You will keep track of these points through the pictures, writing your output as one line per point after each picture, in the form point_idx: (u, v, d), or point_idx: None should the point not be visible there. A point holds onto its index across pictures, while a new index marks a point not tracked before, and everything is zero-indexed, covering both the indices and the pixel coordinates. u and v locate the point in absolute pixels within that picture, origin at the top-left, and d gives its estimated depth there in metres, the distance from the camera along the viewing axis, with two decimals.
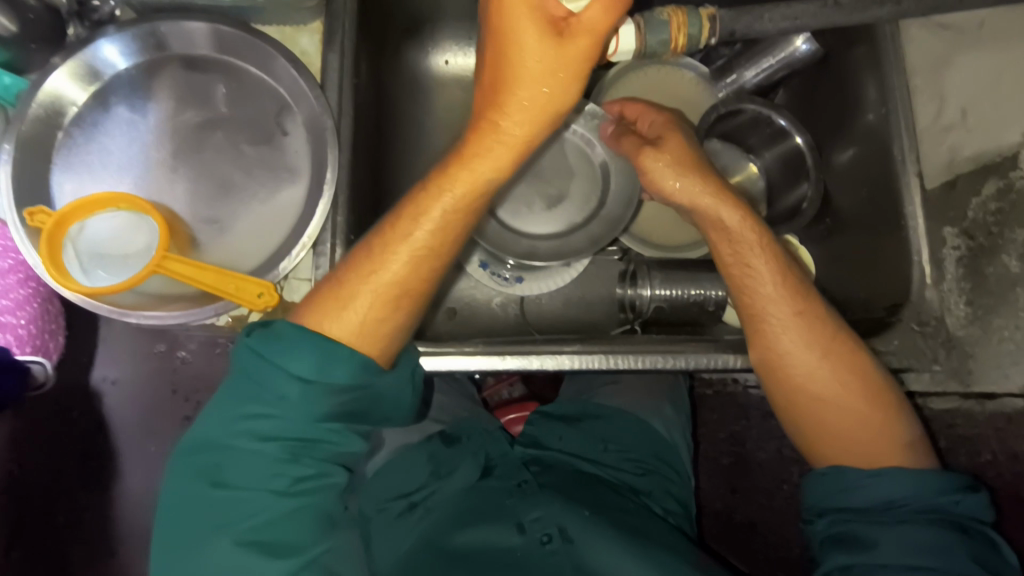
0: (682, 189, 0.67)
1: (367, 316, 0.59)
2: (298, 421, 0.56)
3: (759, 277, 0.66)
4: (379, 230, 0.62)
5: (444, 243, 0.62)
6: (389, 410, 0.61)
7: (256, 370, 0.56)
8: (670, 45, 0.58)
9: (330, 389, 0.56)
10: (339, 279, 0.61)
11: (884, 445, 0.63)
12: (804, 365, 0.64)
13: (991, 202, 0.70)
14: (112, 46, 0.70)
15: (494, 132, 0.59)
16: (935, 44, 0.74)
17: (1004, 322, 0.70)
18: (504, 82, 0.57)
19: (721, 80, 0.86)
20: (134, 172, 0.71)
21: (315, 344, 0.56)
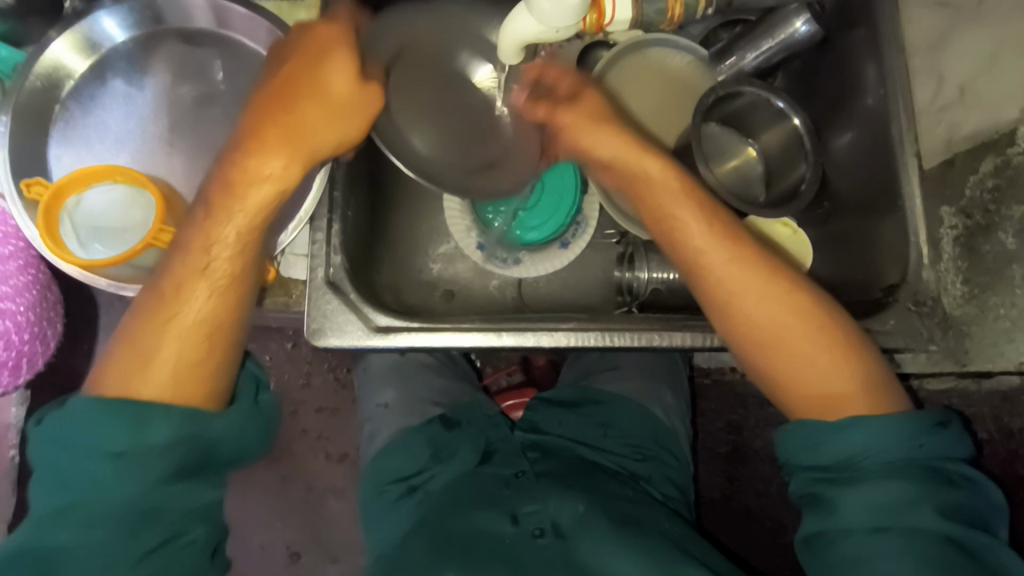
0: (598, 142, 0.67)
1: (173, 364, 0.58)
2: (135, 488, 0.54)
3: (687, 226, 0.65)
4: (172, 266, 0.60)
5: (243, 263, 0.61)
6: (236, 449, 0.60)
7: (58, 460, 0.54)
8: (667, 14, 0.58)
9: (156, 446, 0.55)
10: (145, 330, 0.58)
11: (841, 386, 0.61)
12: (747, 308, 0.63)
13: (988, 178, 0.70)
14: (111, 19, 0.70)
15: (281, 132, 0.60)
16: (936, 22, 0.73)
17: (999, 299, 0.70)
18: (286, 102, 0.61)
19: (720, 63, 0.85)
20: (131, 146, 0.71)
21: (117, 413, 0.54)
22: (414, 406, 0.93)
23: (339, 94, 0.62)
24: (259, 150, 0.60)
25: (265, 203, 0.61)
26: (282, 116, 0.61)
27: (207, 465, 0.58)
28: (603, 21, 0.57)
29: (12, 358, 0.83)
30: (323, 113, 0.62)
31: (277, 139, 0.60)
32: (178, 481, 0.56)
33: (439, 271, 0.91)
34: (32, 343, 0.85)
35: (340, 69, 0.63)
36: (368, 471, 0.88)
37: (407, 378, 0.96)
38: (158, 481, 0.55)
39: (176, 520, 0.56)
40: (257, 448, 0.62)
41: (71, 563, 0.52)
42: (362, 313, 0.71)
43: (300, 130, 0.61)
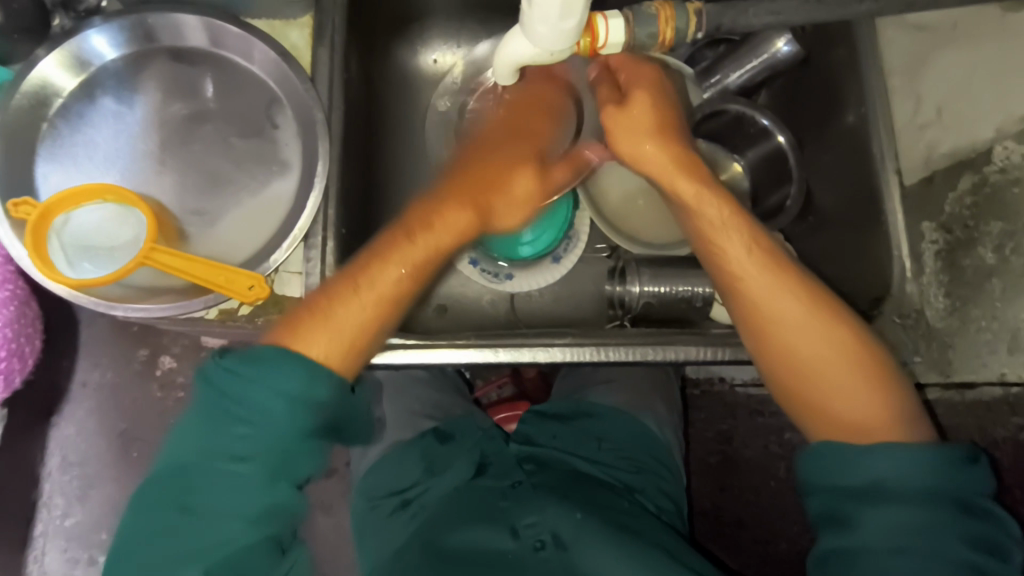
0: (636, 151, 0.68)
1: (337, 337, 0.60)
2: (283, 436, 0.56)
3: (730, 252, 0.65)
4: (353, 261, 0.64)
5: (400, 296, 0.64)
6: (358, 429, 0.63)
7: (228, 389, 0.56)
8: (658, 38, 0.58)
9: (313, 405, 0.57)
10: (315, 304, 0.61)
11: (873, 419, 0.60)
12: (784, 333, 0.63)
13: (967, 196, 0.69)
14: (100, 36, 0.69)
15: (484, 202, 0.70)
16: (911, 44, 0.75)
17: (981, 312, 0.69)
18: (493, 179, 0.71)
19: (705, 80, 0.87)
20: (121, 164, 0.71)
21: (297, 364, 0.57)
22: (406, 421, 0.92)
23: (518, 194, 0.72)
24: (456, 208, 0.67)
25: (447, 239, 0.67)
26: (482, 182, 0.70)
27: (340, 433, 0.60)
28: (596, 45, 0.59)
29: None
30: (510, 197, 0.72)
31: (477, 194, 0.69)
32: (321, 441, 0.58)
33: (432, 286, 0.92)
34: (9, 360, 0.87)
35: (526, 179, 0.72)
36: (361, 486, 0.87)
37: (398, 393, 0.95)
38: (298, 436, 0.56)
39: (298, 477, 0.58)
40: (369, 429, 0.65)
41: (210, 494, 0.54)
42: None
43: (490, 201, 0.70)
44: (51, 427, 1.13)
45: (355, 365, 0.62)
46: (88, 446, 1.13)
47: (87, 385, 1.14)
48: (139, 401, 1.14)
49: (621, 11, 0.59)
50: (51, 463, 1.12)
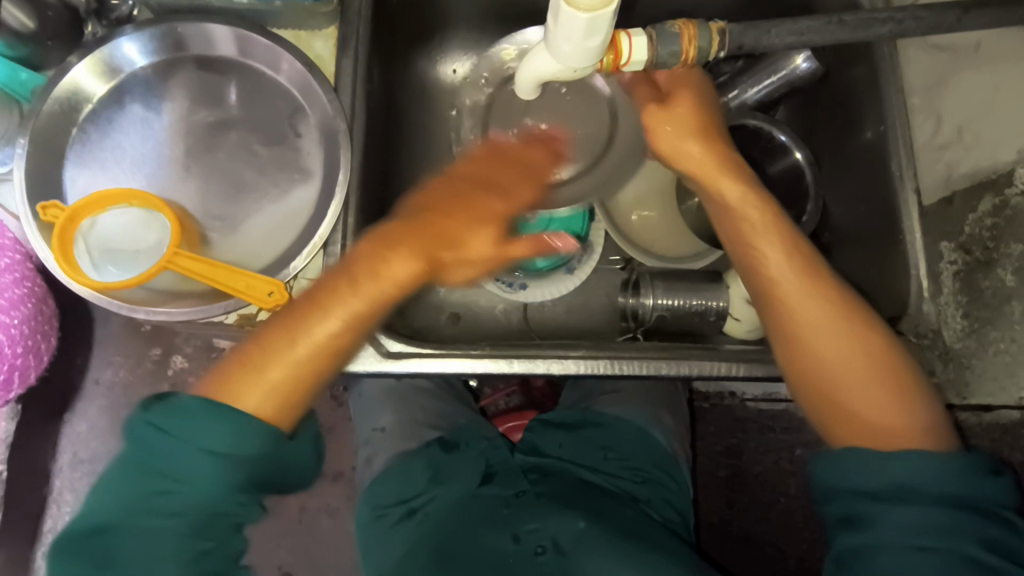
0: (675, 150, 0.69)
1: (271, 388, 0.59)
2: (207, 488, 0.55)
3: (770, 256, 0.65)
4: (304, 299, 0.62)
5: (342, 345, 0.62)
6: (300, 472, 0.61)
7: (156, 445, 0.55)
8: (681, 56, 0.59)
9: (243, 458, 0.56)
10: (250, 355, 0.60)
11: (899, 428, 0.59)
12: (815, 342, 0.62)
13: (987, 218, 0.69)
14: (131, 44, 0.71)
15: (440, 238, 0.63)
16: (932, 65, 0.75)
17: (999, 335, 0.68)
18: (435, 234, 0.63)
19: (723, 95, 0.86)
20: (147, 169, 0.72)
21: (227, 417, 0.56)
22: (415, 427, 0.93)
23: (473, 252, 0.63)
24: (408, 265, 0.63)
25: (384, 296, 0.63)
26: (433, 236, 0.63)
27: (274, 483, 0.59)
28: (620, 62, 0.59)
29: (5, 372, 0.86)
30: (466, 220, 0.64)
31: (427, 245, 0.63)
32: (252, 496, 0.57)
33: (445, 294, 0.92)
34: (24, 357, 0.88)
35: (482, 236, 0.64)
36: (367, 494, 0.87)
37: (408, 401, 0.96)
38: (226, 489, 0.55)
39: (231, 527, 0.57)
40: (314, 472, 0.64)
41: (131, 548, 0.54)
42: (375, 339, 0.72)
43: (441, 254, 0.63)
44: (63, 423, 1.14)
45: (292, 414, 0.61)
46: (98, 444, 1.14)
47: (100, 383, 1.15)
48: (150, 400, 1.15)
49: (644, 29, 0.59)
50: (61, 460, 1.14)
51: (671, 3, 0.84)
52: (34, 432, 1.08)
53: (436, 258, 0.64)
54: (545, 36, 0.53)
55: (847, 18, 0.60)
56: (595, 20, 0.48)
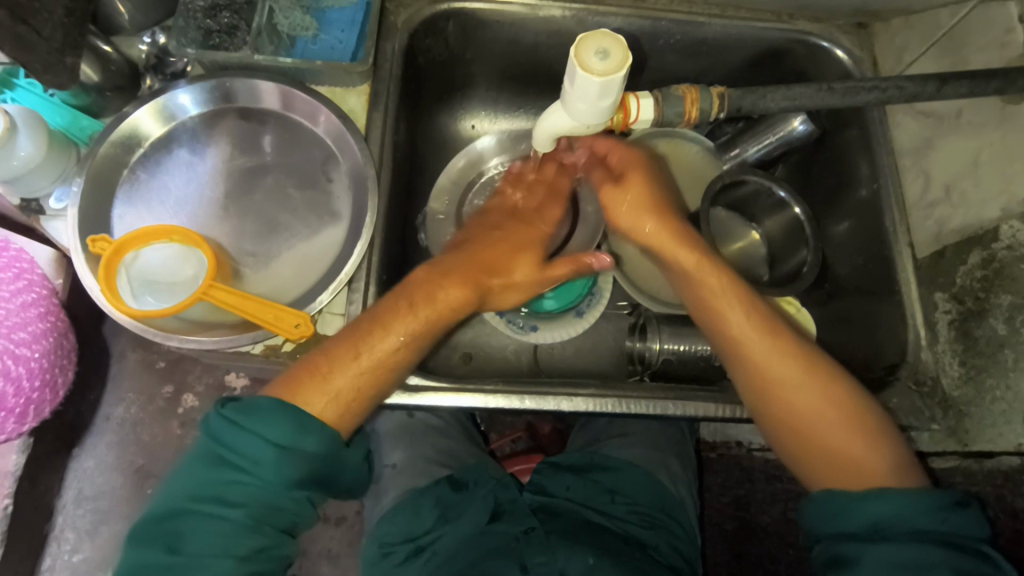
0: (636, 223, 0.74)
1: (336, 397, 0.62)
2: (271, 481, 0.57)
3: (729, 315, 0.69)
4: (367, 316, 0.66)
5: (403, 362, 0.67)
6: (349, 480, 0.63)
7: (228, 438, 0.57)
8: (684, 116, 0.65)
9: (304, 455, 0.58)
10: (318, 365, 0.63)
11: (875, 467, 0.62)
12: (784, 389, 0.66)
13: (977, 269, 0.72)
14: (186, 94, 0.78)
15: (490, 268, 0.72)
16: (919, 128, 0.81)
17: (996, 381, 0.70)
18: (489, 263, 0.72)
19: (726, 153, 0.92)
20: (188, 209, 0.78)
21: (291, 416, 0.58)
22: (423, 465, 0.94)
23: (519, 281, 0.74)
24: (460, 296, 0.69)
25: (444, 317, 0.69)
26: (481, 263, 0.72)
27: (327, 484, 0.61)
28: (628, 119, 0.64)
29: (21, 404, 0.89)
30: (508, 250, 0.74)
31: (479, 273, 0.71)
32: (308, 493, 0.59)
33: (459, 334, 0.95)
34: (41, 390, 0.91)
35: (524, 265, 0.74)
36: (376, 531, 0.87)
37: (417, 439, 0.98)
38: (289, 483, 0.57)
39: (287, 525, 0.59)
40: (362, 482, 0.65)
41: (196, 535, 0.55)
42: None
43: (490, 281, 0.72)
44: (73, 458, 1.16)
45: (353, 422, 0.64)
46: (104, 480, 1.15)
47: (111, 419, 1.17)
48: (159, 436, 1.17)
49: (650, 91, 0.65)
50: (66, 496, 1.15)
51: (675, 70, 0.91)
52: (44, 467, 1.09)
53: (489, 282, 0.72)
54: (561, 97, 0.59)
55: (835, 86, 0.66)
56: (606, 84, 0.53)
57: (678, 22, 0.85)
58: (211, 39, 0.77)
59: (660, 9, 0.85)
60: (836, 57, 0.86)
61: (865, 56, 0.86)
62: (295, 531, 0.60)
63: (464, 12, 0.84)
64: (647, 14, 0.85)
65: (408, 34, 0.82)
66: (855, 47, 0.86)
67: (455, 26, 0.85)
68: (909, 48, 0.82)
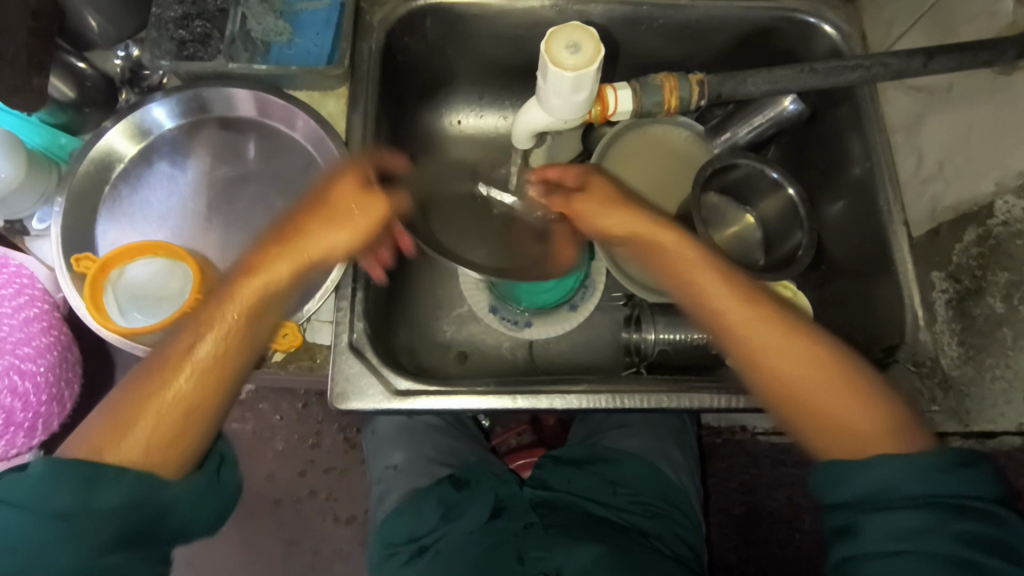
0: (612, 217, 0.71)
1: (141, 436, 0.56)
2: (68, 552, 0.51)
3: (705, 287, 0.68)
4: (156, 354, 0.61)
5: (226, 357, 0.62)
6: (185, 520, 0.57)
7: (5, 521, 0.51)
8: (664, 105, 0.64)
9: (104, 513, 0.52)
10: (129, 405, 0.58)
11: (877, 428, 0.60)
12: (778, 364, 0.64)
13: (973, 247, 0.70)
14: (160, 108, 0.77)
15: (313, 240, 0.67)
16: (911, 104, 0.78)
17: (995, 361, 0.69)
18: (297, 237, 0.67)
19: (715, 138, 0.90)
20: (171, 223, 0.78)
21: (82, 473, 0.53)
22: (426, 465, 0.94)
23: (348, 212, 0.68)
24: (266, 278, 0.64)
25: (255, 302, 0.64)
26: (287, 236, 0.67)
27: (153, 535, 0.55)
28: (607, 112, 0.62)
29: (28, 419, 0.90)
30: (320, 219, 0.67)
31: (279, 262, 0.65)
32: (122, 553, 0.53)
33: (453, 334, 0.95)
34: (49, 404, 0.92)
35: (349, 186, 0.70)
36: (379, 532, 0.87)
37: (419, 439, 0.97)
38: (94, 550, 0.52)
39: None
40: (210, 518, 0.59)
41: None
42: (383, 376, 0.75)
43: (307, 246, 0.67)
44: None
45: (178, 458, 0.58)
46: None
47: None
48: None
49: (628, 82, 0.63)
50: None
51: (661, 55, 0.89)
52: None
53: (312, 256, 0.67)
54: (535, 93, 0.57)
55: (818, 66, 0.64)
56: (578, 78, 0.52)
57: (660, 6, 0.83)
58: (185, 49, 0.76)
59: None
60: (824, 33, 0.84)
61: (854, 32, 0.83)
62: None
63: (441, 8, 0.82)
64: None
65: (385, 33, 0.80)
66: (843, 21, 0.83)
67: (432, 22, 0.84)
68: (898, 20, 0.80)
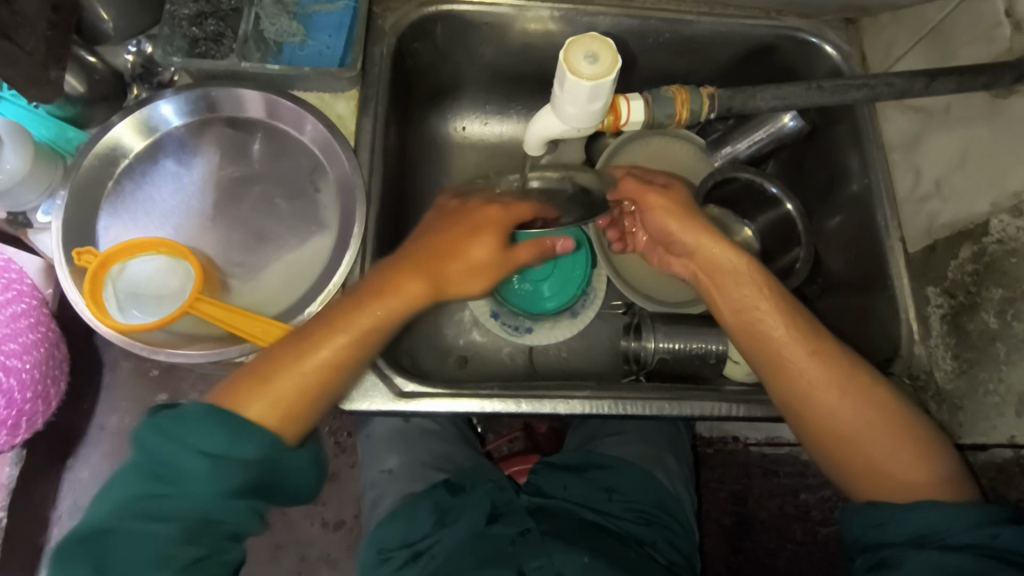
0: (680, 228, 0.72)
1: (273, 398, 0.62)
2: (206, 489, 0.56)
3: (770, 320, 0.67)
4: (303, 331, 0.65)
5: (360, 354, 0.66)
6: (292, 487, 0.63)
7: (158, 453, 0.56)
8: (675, 117, 0.65)
9: (241, 460, 0.58)
10: (267, 369, 0.63)
11: (920, 478, 0.62)
12: (831, 404, 0.64)
13: (968, 263, 0.72)
14: (168, 106, 0.77)
15: (446, 257, 0.68)
16: (909, 123, 0.81)
17: (988, 375, 0.70)
18: (444, 253, 0.68)
19: (717, 151, 0.92)
20: (174, 220, 0.77)
21: (229, 425, 0.58)
22: (420, 470, 0.94)
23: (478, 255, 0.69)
24: (396, 298, 0.66)
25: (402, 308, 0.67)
26: (437, 250, 0.68)
27: (269, 492, 0.60)
28: (619, 122, 0.64)
29: (12, 417, 0.88)
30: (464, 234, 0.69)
31: (412, 274, 0.67)
32: (246, 500, 0.58)
33: (453, 338, 0.95)
34: (32, 402, 0.90)
35: (483, 242, 0.69)
36: (373, 536, 0.87)
37: (415, 443, 0.97)
38: (227, 491, 0.56)
39: (227, 539, 0.57)
40: (309, 489, 0.65)
41: (125, 556, 0.53)
42: (388, 379, 0.75)
43: (444, 266, 0.68)
44: (66, 469, 1.15)
45: (296, 426, 0.63)
46: None
47: (104, 429, 1.15)
48: None
49: (640, 93, 0.64)
50: (61, 508, 1.14)
51: (665, 69, 0.91)
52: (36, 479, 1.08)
53: (442, 285, 0.69)
54: (551, 101, 0.58)
55: (825, 84, 0.67)
56: (596, 87, 0.53)
57: (667, 21, 0.85)
58: (197, 47, 0.76)
59: (650, 7, 0.85)
60: (826, 53, 0.86)
61: (853, 52, 0.86)
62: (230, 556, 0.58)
63: (453, 14, 0.83)
64: (637, 14, 0.84)
65: (396, 37, 0.81)
66: (844, 42, 0.86)
67: (443, 28, 0.85)
68: (897, 43, 0.83)
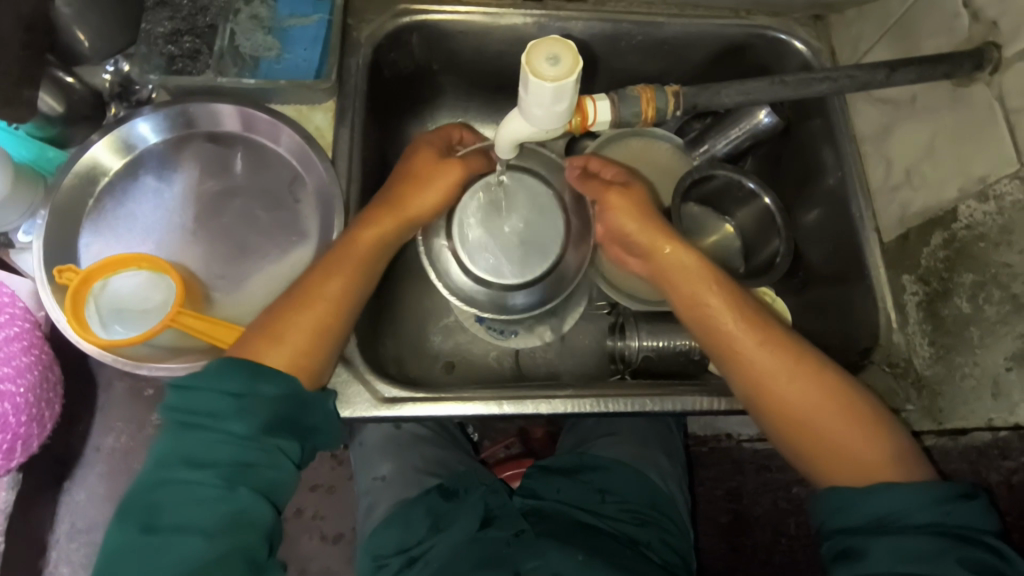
0: (637, 227, 0.73)
1: (289, 344, 0.65)
2: (235, 432, 0.59)
3: (720, 315, 0.69)
4: (295, 287, 0.69)
5: (357, 290, 0.70)
6: (315, 427, 0.65)
7: (187, 405, 0.60)
8: (642, 116, 0.66)
9: (261, 399, 0.61)
10: (268, 324, 0.66)
11: (877, 460, 0.63)
12: (786, 392, 0.66)
13: (940, 250, 0.73)
14: (146, 124, 0.78)
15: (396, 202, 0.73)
16: (878, 115, 0.82)
17: (964, 360, 0.71)
18: (399, 195, 0.73)
19: (695, 149, 0.93)
20: (156, 235, 0.78)
21: (233, 367, 0.61)
22: (413, 477, 0.94)
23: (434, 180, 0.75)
24: (374, 234, 0.71)
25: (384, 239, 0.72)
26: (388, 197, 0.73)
27: (294, 431, 0.63)
28: (587, 122, 0.63)
29: (7, 441, 0.88)
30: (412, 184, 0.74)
31: (384, 213, 0.72)
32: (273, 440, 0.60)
33: (440, 344, 0.96)
34: (27, 425, 0.90)
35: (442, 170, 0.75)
36: (368, 544, 0.87)
37: (407, 450, 0.97)
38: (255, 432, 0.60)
39: (261, 482, 0.59)
40: (336, 432, 0.67)
41: (173, 508, 0.57)
42: (372, 385, 0.76)
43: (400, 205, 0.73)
44: (62, 492, 1.15)
45: (316, 366, 0.66)
46: (96, 513, 1.14)
47: (100, 450, 1.15)
48: None
49: (606, 93, 0.64)
50: (59, 530, 1.14)
51: (640, 70, 0.92)
52: (32, 503, 1.08)
53: (404, 214, 0.73)
54: (517, 104, 0.59)
55: (787, 79, 0.68)
56: (559, 89, 0.53)
57: (639, 23, 0.86)
58: (175, 65, 0.77)
59: (621, 11, 0.86)
60: (795, 49, 0.88)
61: (822, 48, 0.88)
62: (273, 494, 0.61)
63: (428, 25, 0.85)
64: (608, 18, 0.86)
65: (372, 48, 0.83)
66: (812, 39, 0.88)
67: (419, 38, 0.86)
68: (864, 37, 0.84)
